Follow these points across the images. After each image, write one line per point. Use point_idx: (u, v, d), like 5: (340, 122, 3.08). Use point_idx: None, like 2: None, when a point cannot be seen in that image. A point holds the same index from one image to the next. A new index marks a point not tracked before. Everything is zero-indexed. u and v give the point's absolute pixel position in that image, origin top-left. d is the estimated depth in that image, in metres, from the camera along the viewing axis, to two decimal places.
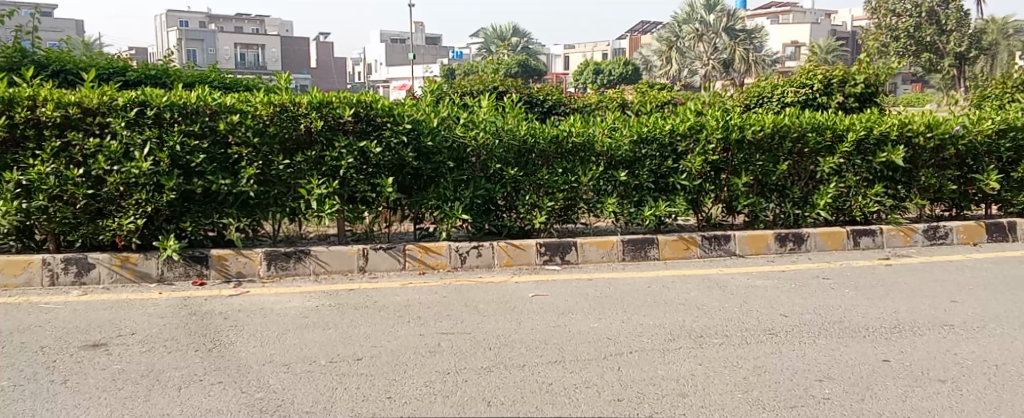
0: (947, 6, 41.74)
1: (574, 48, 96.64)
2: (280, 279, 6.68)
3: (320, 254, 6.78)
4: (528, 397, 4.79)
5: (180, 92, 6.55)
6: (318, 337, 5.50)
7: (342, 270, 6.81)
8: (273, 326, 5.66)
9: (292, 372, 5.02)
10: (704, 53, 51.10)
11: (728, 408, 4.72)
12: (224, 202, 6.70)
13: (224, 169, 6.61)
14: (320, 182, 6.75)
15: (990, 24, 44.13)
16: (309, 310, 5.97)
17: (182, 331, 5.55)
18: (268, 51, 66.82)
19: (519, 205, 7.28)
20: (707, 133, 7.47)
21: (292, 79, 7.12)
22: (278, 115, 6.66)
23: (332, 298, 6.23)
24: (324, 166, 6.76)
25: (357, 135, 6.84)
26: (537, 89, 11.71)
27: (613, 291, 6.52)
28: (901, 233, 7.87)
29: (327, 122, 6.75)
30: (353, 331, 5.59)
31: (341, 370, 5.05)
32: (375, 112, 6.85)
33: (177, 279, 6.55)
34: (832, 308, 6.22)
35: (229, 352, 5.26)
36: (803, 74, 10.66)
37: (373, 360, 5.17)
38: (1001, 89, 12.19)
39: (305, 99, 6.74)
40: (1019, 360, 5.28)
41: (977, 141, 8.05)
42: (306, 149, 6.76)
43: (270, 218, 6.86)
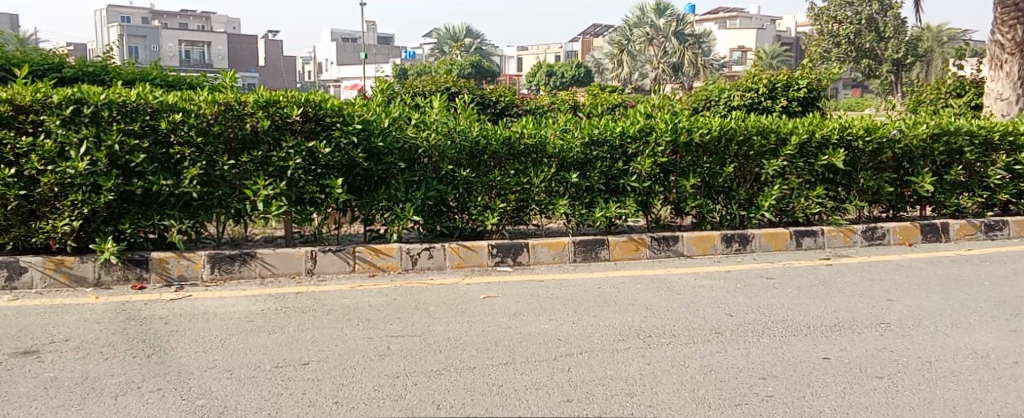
0: (885, 14, 42.61)
1: (528, 50, 96.85)
2: (225, 282, 6.62)
3: (266, 256, 6.73)
4: (478, 400, 4.81)
5: (119, 90, 6.44)
6: (262, 341, 5.46)
7: (289, 273, 6.77)
8: (216, 331, 5.61)
9: (235, 377, 4.98)
10: (654, 57, 51.60)
11: (675, 407, 4.80)
12: (166, 204, 6.61)
13: (165, 169, 6.54)
14: (267, 183, 6.69)
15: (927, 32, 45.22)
16: (254, 314, 5.92)
17: (119, 336, 5.48)
18: (216, 48, 65.93)
19: (470, 206, 7.29)
20: (656, 136, 7.56)
21: (237, 78, 7.07)
22: (222, 114, 6.59)
23: (279, 301, 6.19)
24: (270, 166, 6.71)
25: (306, 135, 6.82)
26: (489, 90, 11.71)
27: (563, 292, 6.57)
28: (841, 234, 8.04)
29: (274, 121, 6.71)
30: (299, 335, 5.57)
31: (287, 375, 5.02)
32: (324, 112, 6.83)
33: (115, 283, 6.46)
34: (774, 307, 6.33)
35: (169, 358, 5.20)
36: (749, 78, 10.84)
37: (320, 365, 5.15)
38: (936, 95, 12.58)
39: (251, 98, 6.68)
40: (952, 357, 5.44)
41: (913, 145, 8.24)
42: (252, 148, 6.69)
43: (214, 220, 6.79)
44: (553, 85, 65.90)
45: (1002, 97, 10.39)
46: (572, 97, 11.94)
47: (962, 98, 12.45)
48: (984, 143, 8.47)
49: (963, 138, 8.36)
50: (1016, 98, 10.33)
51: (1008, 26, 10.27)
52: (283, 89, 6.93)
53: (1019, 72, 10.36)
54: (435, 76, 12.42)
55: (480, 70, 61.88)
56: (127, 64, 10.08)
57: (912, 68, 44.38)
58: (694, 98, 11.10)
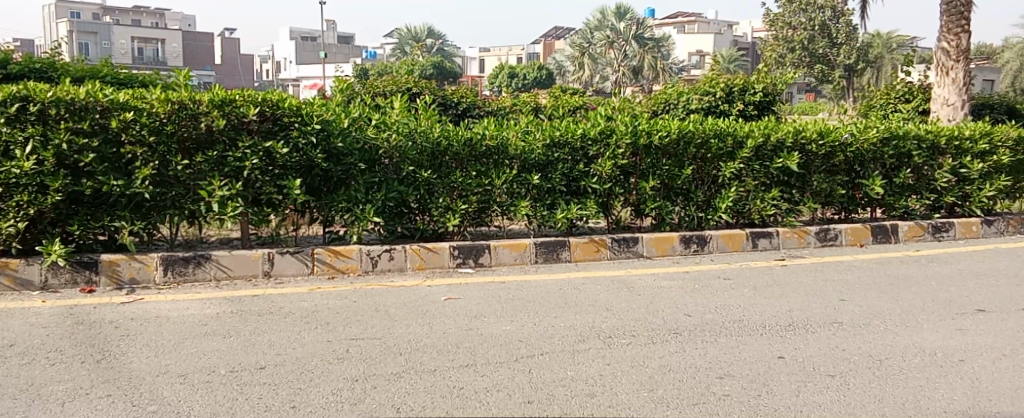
0: (837, 21, 43.48)
1: (489, 51, 97.00)
2: (178, 285, 6.60)
3: (222, 259, 6.72)
4: (438, 402, 4.86)
5: (68, 87, 6.39)
6: (217, 345, 5.46)
7: (245, 275, 6.77)
8: (169, 335, 5.60)
9: (189, 382, 4.98)
10: (614, 60, 52.00)
11: (634, 407, 4.89)
12: (116, 205, 6.57)
13: (116, 169, 6.50)
14: (222, 183, 6.68)
15: (877, 39, 46.19)
16: (208, 318, 5.91)
17: (67, 341, 5.45)
18: (170, 46, 65.03)
19: (432, 208, 7.33)
20: (617, 138, 7.67)
21: (192, 76, 7.01)
22: (176, 112, 6.58)
23: (234, 305, 6.19)
24: (226, 167, 6.69)
25: (263, 135, 6.80)
26: (451, 91, 11.73)
27: (525, 294, 6.65)
28: (796, 235, 8.21)
29: (230, 121, 6.68)
30: (255, 339, 5.57)
31: (243, 379, 5.04)
32: (282, 112, 6.81)
33: (62, 286, 6.41)
34: (731, 307, 6.46)
35: (119, 363, 5.19)
36: (706, 82, 11.01)
37: (277, 369, 5.17)
38: (886, 100, 12.93)
39: (205, 96, 6.65)
40: (901, 355, 5.60)
41: (864, 149, 8.46)
42: (207, 148, 6.68)
43: (167, 222, 6.76)
44: (514, 86, 65.99)
45: (948, 103, 10.67)
46: (534, 98, 12.04)
47: (910, 103, 12.79)
48: (931, 147, 8.69)
49: (911, 143, 8.59)
50: (962, 104, 10.64)
51: (953, 34, 10.56)
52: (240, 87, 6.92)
53: (964, 79, 10.67)
54: (396, 76, 12.41)
55: (441, 70, 61.85)
56: (77, 61, 9.87)
57: (864, 73, 45.26)
58: (653, 101, 11.20)
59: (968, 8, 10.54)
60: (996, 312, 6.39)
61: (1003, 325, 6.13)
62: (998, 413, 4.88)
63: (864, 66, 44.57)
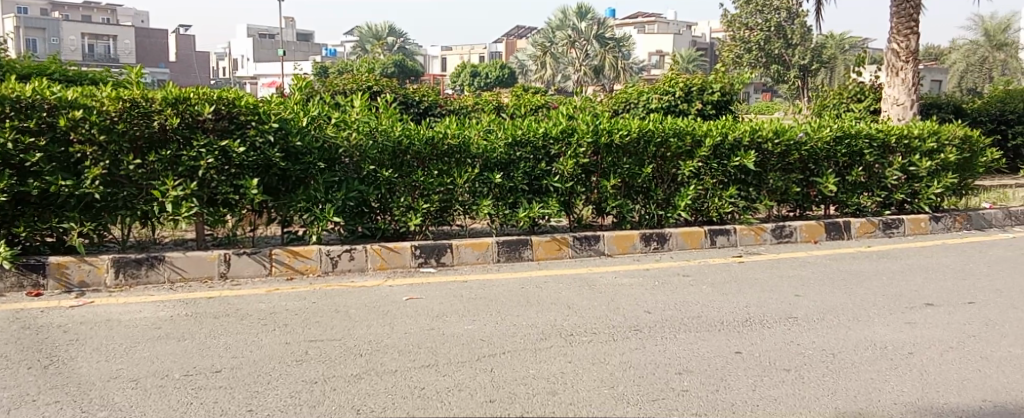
0: (792, 22, 44.14)
1: (451, 49, 96.94)
2: (130, 287, 6.57)
3: (176, 260, 6.71)
4: (400, 403, 4.92)
5: (14, 85, 6.32)
6: (171, 349, 5.47)
7: (200, 277, 6.76)
8: (120, 339, 5.59)
9: (142, 387, 4.99)
10: (576, 60, 52.27)
11: (595, 403, 4.99)
12: (65, 205, 6.53)
13: (64, 169, 6.46)
14: (176, 184, 6.65)
15: (831, 40, 47.07)
16: (162, 321, 5.91)
17: (14, 347, 5.42)
18: (121, 42, 63.94)
19: (393, 207, 7.37)
20: (578, 137, 7.78)
21: (144, 73, 6.94)
22: (127, 111, 6.52)
23: (189, 307, 6.18)
24: (180, 166, 6.68)
25: (219, 133, 6.78)
26: (413, 90, 11.72)
27: (487, 293, 6.73)
28: (751, 232, 8.38)
29: (185, 119, 6.66)
30: (211, 342, 5.58)
31: (198, 383, 5.05)
32: (238, 110, 6.80)
33: (9, 290, 6.37)
34: (689, 304, 6.59)
35: (68, 368, 5.18)
36: (666, 81, 11.15)
37: (234, 372, 5.19)
38: (839, 99, 13.23)
39: (158, 95, 6.63)
40: (852, 348, 5.76)
41: (818, 147, 8.63)
42: (160, 147, 6.65)
43: (118, 222, 6.71)
44: (476, 85, 66.02)
45: (898, 102, 10.93)
46: (496, 97, 12.11)
47: (862, 102, 13.11)
48: (881, 146, 8.91)
49: (863, 141, 8.79)
50: (911, 104, 10.91)
51: (903, 35, 10.81)
52: (195, 85, 6.89)
53: (912, 79, 10.94)
54: (356, 74, 12.38)
55: (402, 68, 61.73)
56: (23, 57, 9.64)
57: (819, 73, 46.06)
58: (614, 100, 11.32)
59: (916, 11, 10.80)
60: (943, 306, 6.59)
61: (950, 318, 6.32)
62: (944, 404, 5.05)
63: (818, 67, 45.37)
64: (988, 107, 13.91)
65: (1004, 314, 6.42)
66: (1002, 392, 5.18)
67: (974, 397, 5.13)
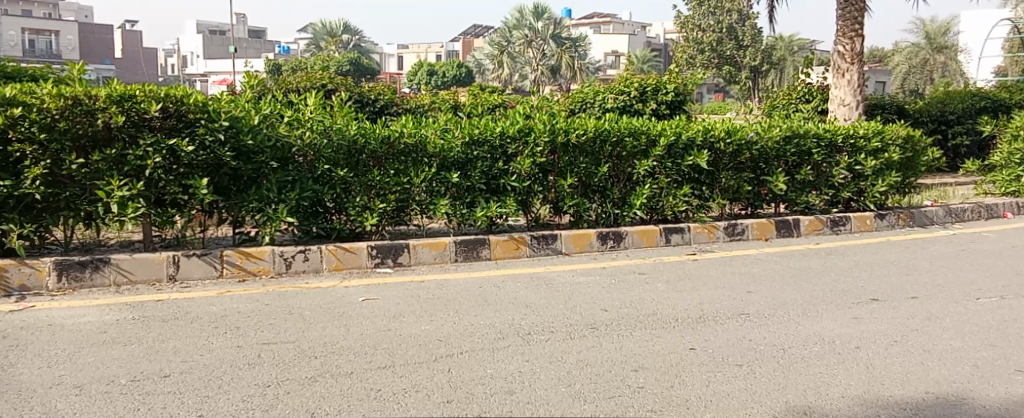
0: (743, 24, 44.74)
1: (408, 48, 96.68)
2: (74, 291, 6.46)
3: (123, 262, 6.59)
4: (356, 405, 4.90)
5: None
6: (117, 353, 5.39)
7: (148, 280, 6.65)
8: (64, 344, 5.50)
9: (85, 394, 4.91)
10: (533, 59, 52.43)
11: (552, 402, 5.01)
12: (3, 206, 6.43)
13: (4, 169, 6.35)
14: (121, 183, 6.54)
15: (780, 42, 47.93)
16: (107, 325, 5.82)
17: None
18: (67, 38, 62.58)
19: (348, 207, 7.33)
20: (536, 136, 7.81)
21: (86, 69, 6.79)
22: (69, 108, 6.39)
23: (137, 310, 6.10)
24: (126, 165, 6.56)
25: (166, 132, 6.69)
26: (368, 88, 11.68)
27: (445, 293, 6.72)
28: (705, 230, 8.46)
29: (130, 117, 6.55)
30: (159, 346, 5.51)
31: (145, 389, 4.99)
32: (186, 107, 6.70)
33: None
34: (645, 301, 6.64)
35: (8, 375, 5.08)
36: (621, 81, 11.25)
37: (182, 377, 5.13)
38: (788, 100, 13.47)
39: (102, 92, 6.50)
40: (803, 343, 5.85)
41: (768, 147, 8.75)
42: (105, 146, 6.54)
43: (60, 224, 6.64)
44: (434, 84, 65.91)
45: (844, 103, 11.12)
46: (454, 96, 12.11)
47: (810, 103, 13.35)
48: (829, 145, 9.06)
49: (811, 141, 8.92)
50: (856, 104, 11.10)
51: (848, 38, 10.99)
52: (140, 82, 6.76)
53: (858, 80, 11.15)
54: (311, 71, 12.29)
55: (357, 67, 61.44)
56: None
57: (769, 74, 46.80)
58: (571, 100, 11.39)
59: (861, 13, 10.99)
60: (888, 301, 6.73)
61: (895, 313, 6.45)
62: (890, 396, 5.14)
63: (769, 68, 46.10)
64: (930, 108, 14.25)
65: (946, 308, 6.57)
66: (944, 384, 5.30)
67: (918, 389, 5.23)
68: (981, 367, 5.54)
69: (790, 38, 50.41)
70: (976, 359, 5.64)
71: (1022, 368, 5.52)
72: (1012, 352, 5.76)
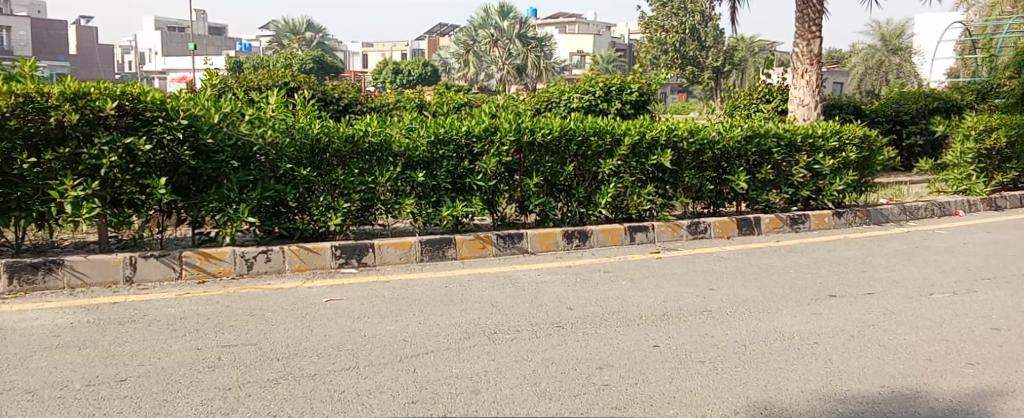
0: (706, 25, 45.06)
1: (372, 47, 96.25)
2: (26, 294, 6.32)
3: (77, 264, 6.45)
4: (319, 407, 4.84)
5: None
6: (71, 357, 5.27)
7: (104, 282, 6.52)
8: (17, 349, 5.37)
9: (37, 399, 4.80)
10: (498, 59, 52.39)
11: (518, 401, 4.97)
12: None
13: None
14: (75, 183, 6.40)
15: (741, 44, 48.44)
16: (60, 328, 5.69)
17: None
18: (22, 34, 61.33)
19: (312, 206, 7.24)
20: (501, 135, 7.77)
21: (38, 67, 6.67)
22: (21, 106, 6.25)
23: (92, 313, 5.97)
24: (80, 165, 6.43)
25: (122, 130, 6.55)
26: (332, 87, 11.57)
27: (410, 293, 6.66)
28: (668, 228, 8.49)
29: (84, 115, 6.40)
30: (116, 349, 5.40)
31: (101, 393, 4.88)
32: (143, 105, 6.58)
33: None
34: (610, 299, 6.64)
35: None
36: (586, 81, 11.26)
37: (139, 381, 5.03)
38: (749, 100, 13.57)
39: (55, 89, 6.36)
40: (764, 339, 5.87)
41: (730, 146, 8.80)
42: (58, 145, 6.40)
43: (12, 224, 6.50)
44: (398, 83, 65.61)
45: (803, 103, 11.24)
46: (419, 94, 12.04)
47: (771, 103, 13.47)
48: (789, 145, 9.13)
49: (771, 140, 8.99)
50: (815, 105, 11.23)
51: (806, 40, 11.09)
52: (95, 79, 6.62)
53: (816, 80, 11.25)
54: (273, 69, 12.13)
55: (321, 65, 61.04)
56: None
57: (730, 75, 47.25)
58: (536, 99, 11.37)
59: (819, 16, 11.08)
60: (846, 297, 6.78)
61: (852, 308, 6.51)
62: (848, 391, 5.18)
63: (730, 68, 46.53)
64: (885, 109, 14.44)
65: (901, 304, 6.64)
66: (899, 378, 5.35)
67: (874, 383, 5.28)
68: (935, 360, 5.60)
69: (750, 39, 50.87)
70: (929, 353, 5.70)
71: (973, 362, 5.59)
72: (963, 346, 5.83)
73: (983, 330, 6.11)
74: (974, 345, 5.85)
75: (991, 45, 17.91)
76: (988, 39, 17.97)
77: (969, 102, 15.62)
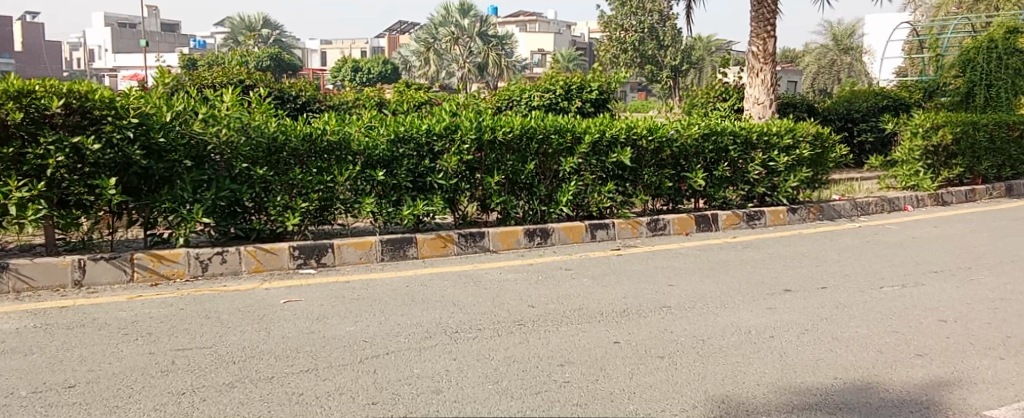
0: (663, 24, 45.27)
1: (331, 45, 95.47)
2: None
3: (23, 268, 6.30)
4: (276, 410, 4.74)
5: None
6: (18, 364, 5.12)
7: (52, 285, 6.37)
8: None
9: None
10: (459, 57, 52.21)
11: (480, 400, 4.92)
12: None
13: None
14: (20, 184, 6.24)
15: (698, 43, 48.88)
16: (6, 334, 5.53)
17: None
18: None
19: (269, 206, 7.11)
20: (462, 134, 7.70)
21: None
22: None
23: (39, 317, 5.81)
24: (25, 165, 6.27)
25: (70, 129, 6.39)
26: (289, 84, 11.41)
27: (371, 293, 6.57)
28: (628, 225, 8.48)
29: (30, 114, 6.23)
30: (64, 355, 5.26)
31: (48, 400, 4.75)
32: (91, 103, 6.42)
33: None
34: (570, 297, 6.60)
35: None
36: (547, 79, 11.23)
37: (89, 386, 4.90)
38: (706, 98, 13.64)
39: None
40: (721, 333, 5.88)
41: (688, 144, 8.82)
42: (3, 144, 6.22)
43: None
44: (357, 82, 65.14)
45: (758, 102, 11.30)
46: (377, 92, 11.92)
47: (727, 101, 13.56)
48: (744, 142, 9.18)
49: (728, 138, 9.04)
50: (769, 103, 11.31)
51: (762, 39, 11.16)
52: (41, 77, 6.45)
53: (771, 79, 11.32)
54: (229, 66, 11.92)
55: (279, 63, 60.39)
56: None
57: (689, 73, 47.63)
58: (497, 97, 11.32)
59: (774, 15, 11.17)
60: (800, 291, 6.82)
61: (807, 303, 6.54)
62: (804, 383, 5.20)
63: (688, 66, 46.87)
64: (837, 107, 14.61)
65: (853, 297, 6.69)
66: (853, 369, 5.37)
67: (827, 375, 5.30)
68: (885, 352, 5.64)
69: (707, 39, 51.31)
70: (880, 345, 5.74)
71: (921, 353, 5.64)
72: (913, 337, 5.88)
73: (931, 322, 6.17)
74: (922, 336, 5.90)
75: (937, 45, 18.25)
76: (934, 39, 18.32)
77: (917, 100, 15.89)
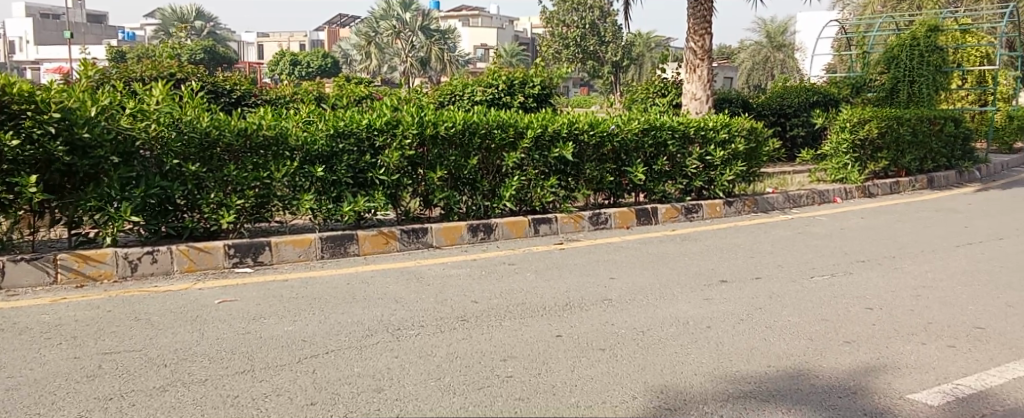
0: (604, 20, 45.53)
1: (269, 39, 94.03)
2: None
3: None
4: (210, 413, 4.59)
5: None
6: None
7: None
8: None
9: None
10: (402, 51, 51.78)
11: (421, 397, 4.83)
12: None
13: None
14: None
15: (638, 39, 49.30)
16: None
17: None
18: None
19: (202, 204, 6.90)
20: (403, 129, 7.60)
21: None
22: None
23: None
24: None
25: None
26: (223, 78, 11.15)
27: (310, 291, 6.43)
28: (572, 220, 8.43)
29: None
30: None
31: None
32: (9, 98, 6.18)
33: None
34: (513, 291, 6.54)
35: None
36: (489, 74, 11.14)
37: (8, 395, 4.69)
38: (645, 94, 13.73)
39: None
40: (660, 325, 5.87)
41: (628, 138, 8.83)
42: None
43: None
44: (297, 76, 64.18)
45: (695, 97, 11.38)
46: (315, 86, 11.73)
47: (666, 97, 13.65)
48: (682, 137, 9.21)
49: (667, 132, 9.06)
50: (706, 98, 11.37)
51: (698, 35, 11.23)
52: None
53: (708, 75, 11.41)
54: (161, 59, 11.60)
55: (217, 57, 59.22)
56: None
57: (629, 69, 47.98)
58: (438, 92, 11.22)
59: (709, 12, 11.24)
60: (736, 282, 6.86)
61: (742, 293, 6.58)
62: (739, 372, 5.20)
63: (628, 61, 47.20)
64: (770, 102, 14.80)
65: (785, 287, 6.75)
66: (787, 358, 5.40)
67: (761, 363, 5.32)
68: (816, 340, 5.69)
69: (646, 35, 51.75)
70: (812, 333, 5.79)
71: (849, 340, 5.70)
72: (842, 325, 5.95)
73: (858, 310, 6.25)
74: (851, 324, 5.97)
75: (863, 43, 18.65)
76: (861, 37, 18.72)
77: (845, 96, 16.21)
